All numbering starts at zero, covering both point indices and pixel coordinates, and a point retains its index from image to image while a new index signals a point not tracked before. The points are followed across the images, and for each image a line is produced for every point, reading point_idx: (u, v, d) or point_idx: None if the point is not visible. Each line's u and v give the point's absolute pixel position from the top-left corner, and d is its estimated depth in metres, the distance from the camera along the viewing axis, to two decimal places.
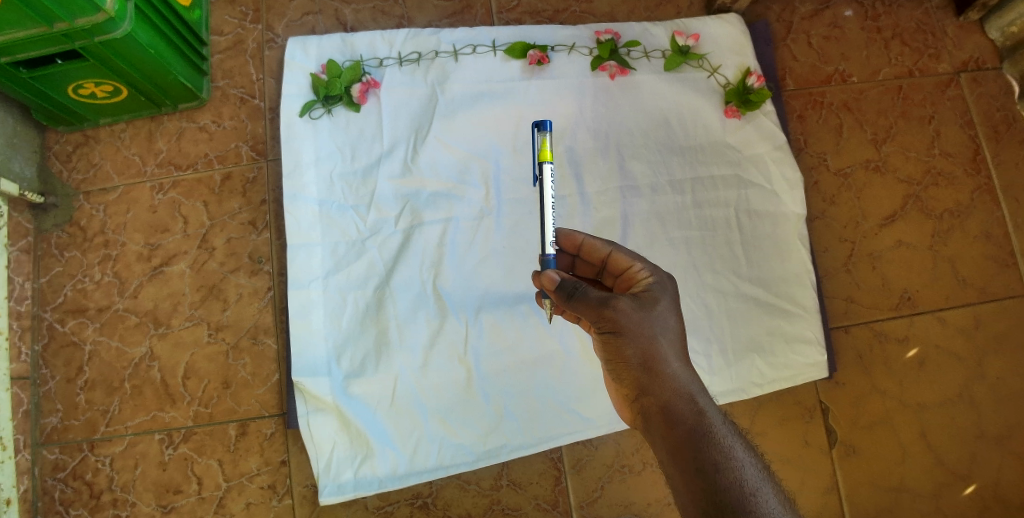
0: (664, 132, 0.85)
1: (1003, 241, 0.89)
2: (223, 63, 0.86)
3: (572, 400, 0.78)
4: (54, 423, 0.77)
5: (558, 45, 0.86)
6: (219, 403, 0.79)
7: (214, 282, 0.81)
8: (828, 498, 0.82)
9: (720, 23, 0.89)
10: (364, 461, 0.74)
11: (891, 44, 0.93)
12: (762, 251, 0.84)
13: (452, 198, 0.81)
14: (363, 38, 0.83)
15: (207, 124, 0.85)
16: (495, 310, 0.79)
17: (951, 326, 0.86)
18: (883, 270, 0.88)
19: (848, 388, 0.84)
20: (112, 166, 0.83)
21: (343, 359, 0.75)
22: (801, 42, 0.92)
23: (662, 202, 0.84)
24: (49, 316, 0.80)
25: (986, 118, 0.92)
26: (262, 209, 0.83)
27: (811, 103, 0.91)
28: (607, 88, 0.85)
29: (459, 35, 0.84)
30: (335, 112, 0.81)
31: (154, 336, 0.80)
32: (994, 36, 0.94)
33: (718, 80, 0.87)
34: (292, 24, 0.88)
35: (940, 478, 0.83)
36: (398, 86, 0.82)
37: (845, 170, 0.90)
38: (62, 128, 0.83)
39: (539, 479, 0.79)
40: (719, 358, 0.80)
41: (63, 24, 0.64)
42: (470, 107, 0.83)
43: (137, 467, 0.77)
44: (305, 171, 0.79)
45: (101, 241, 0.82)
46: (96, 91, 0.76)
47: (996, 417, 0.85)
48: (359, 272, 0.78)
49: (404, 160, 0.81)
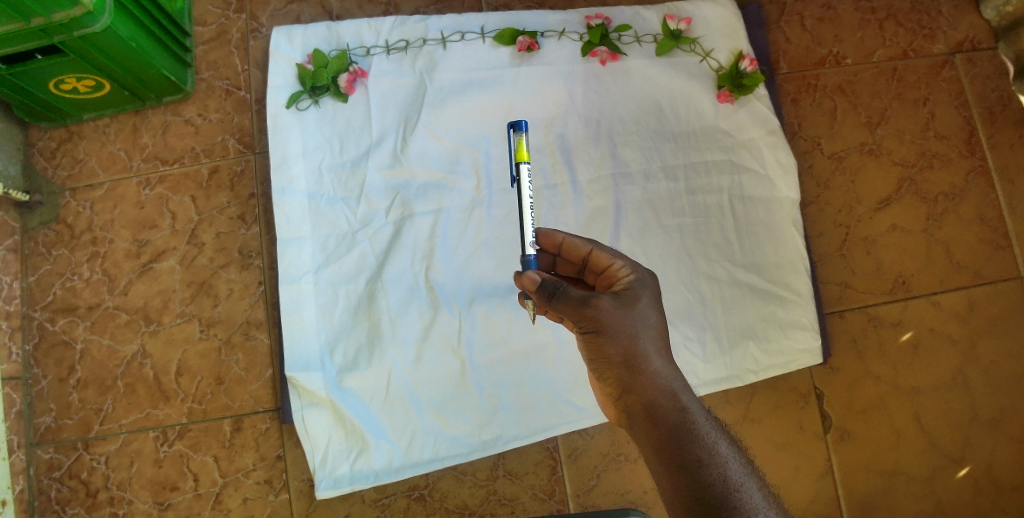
0: (656, 117, 0.84)
1: (997, 225, 0.89)
2: (207, 55, 0.85)
3: (567, 390, 0.78)
4: (48, 423, 0.77)
5: (548, 31, 0.84)
6: (212, 400, 0.78)
7: (204, 278, 0.81)
8: (822, 483, 0.82)
9: (712, 5, 0.87)
10: (360, 454, 0.74)
11: (885, 25, 0.92)
12: (756, 236, 0.83)
13: (442, 189, 0.80)
14: (349, 27, 0.82)
15: (193, 118, 0.83)
16: (487, 301, 0.78)
17: (945, 309, 0.86)
18: (877, 254, 0.87)
19: (842, 373, 0.85)
20: (97, 162, 0.82)
21: (336, 353, 0.75)
22: (794, 24, 0.91)
23: (655, 189, 0.83)
24: (39, 315, 0.79)
25: (982, 100, 0.91)
26: (251, 203, 0.82)
27: (805, 87, 0.90)
28: (598, 74, 0.84)
29: (446, 22, 0.83)
30: (323, 103, 0.80)
31: (145, 333, 0.79)
32: (990, 16, 0.92)
33: (711, 65, 0.86)
34: (276, 13, 0.86)
35: (934, 461, 0.84)
36: (385, 75, 0.81)
37: (839, 154, 0.89)
38: (44, 125, 0.81)
39: (535, 470, 0.79)
40: (712, 345, 0.80)
41: (40, 19, 0.62)
42: (460, 95, 0.81)
43: (133, 465, 0.77)
44: (293, 163, 0.78)
45: (89, 239, 0.81)
46: (78, 87, 0.75)
47: (990, 399, 0.85)
48: (350, 265, 0.77)
49: (393, 150, 0.80)
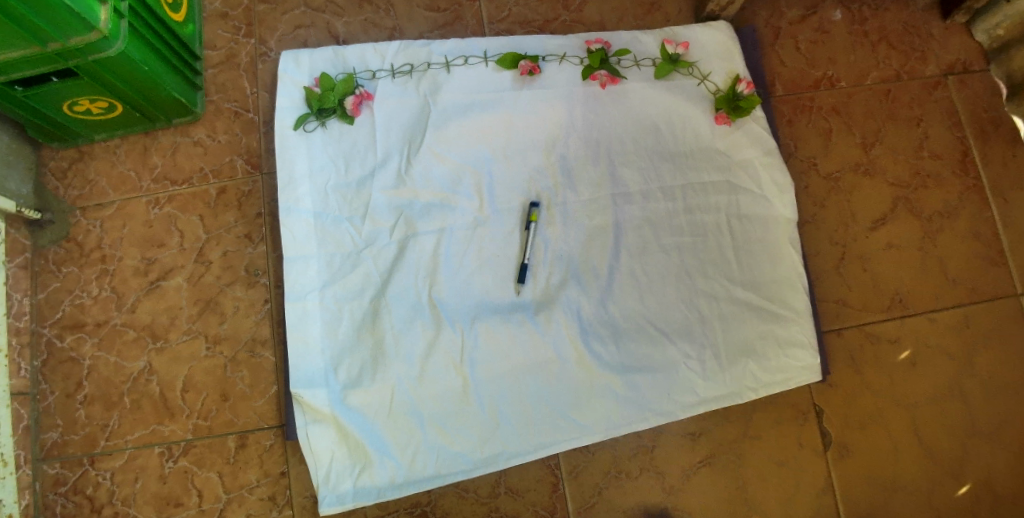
0: (654, 138, 0.86)
1: (992, 242, 0.90)
2: (216, 77, 0.87)
3: (568, 406, 0.78)
4: (54, 438, 0.78)
5: (548, 55, 0.86)
6: (218, 416, 0.79)
7: (211, 295, 0.82)
8: (823, 500, 0.83)
9: (708, 29, 0.90)
10: (363, 471, 0.75)
11: (878, 47, 0.94)
12: (753, 254, 0.84)
13: (446, 208, 0.81)
14: (355, 50, 0.84)
15: (202, 138, 0.86)
16: (490, 318, 0.79)
17: (942, 326, 0.87)
18: (873, 271, 0.89)
19: (841, 390, 0.85)
20: (107, 182, 0.84)
21: (340, 370, 0.76)
22: (789, 47, 0.93)
23: (653, 209, 0.85)
24: (47, 332, 0.80)
25: (974, 120, 0.93)
26: (257, 222, 0.84)
27: (800, 108, 0.92)
28: (597, 97, 0.86)
29: (449, 46, 0.85)
30: (329, 124, 0.81)
31: (152, 351, 0.81)
32: (981, 38, 0.95)
33: (708, 87, 0.88)
34: (284, 37, 0.89)
35: (934, 477, 0.84)
36: (390, 97, 0.83)
37: (835, 173, 0.91)
38: (57, 145, 0.83)
39: (536, 486, 0.80)
40: (711, 362, 0.81)
41: (57, 43, 0.64)
42: (462, 117, 0.83)
43: (138, 481, 0.78)
44: (299, 183, 0.80)
45: (98, 256, 0.82)
46: (91, 108, 0.77)
47: (989, 415, 0.86)
48: (355, 282, 0.78)
49: (397, 171, 0.81)
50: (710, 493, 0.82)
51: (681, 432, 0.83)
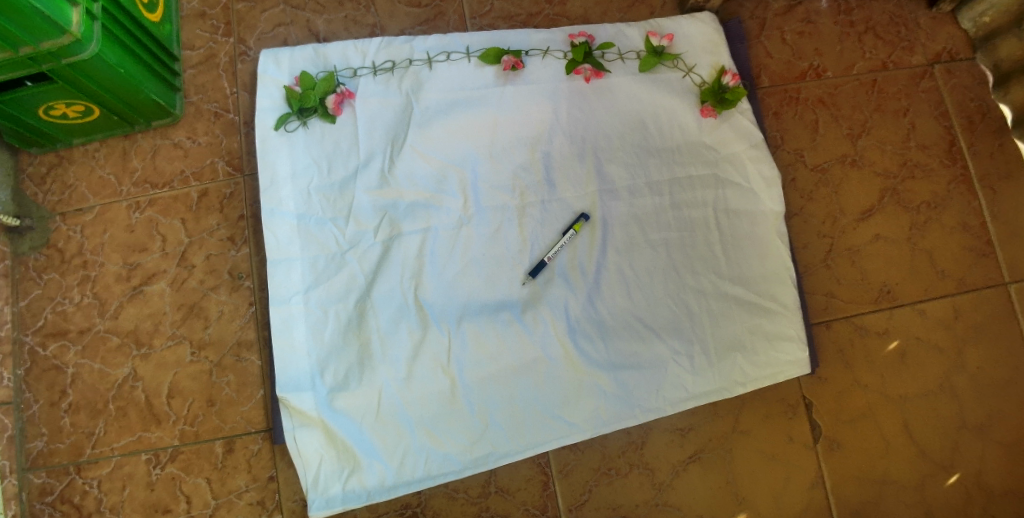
0: (640, 133, 0.85)
1: (980, 232, 0.90)
2: (196, 78, 0.85)
3: (558, 407, 0.78)
4: (39, 448, 0.77)
5: (532, 50, 0.85)
6: (205, 422, 0.79)
7: (194, 300, 0.81)
8: (813, 494, 0.83)
9: (693, 22, 0.89)
10: (352, 474, 0.74)
11: (865, 38, 0.94)
12: (741, 249, 0.84)
13: (430, 208, 0.81)
14: (335, 49, 0.82)
15: (182, 141, 0.84)
16: (477, 319, 0.79)
17: (930, 318, 0.87)
18: (862, 264, 0.88)
19: (830, 384, 0.85)
20: (87, 186, 0.83)
21: (327, 373, 0.75)
22: (775, 38, 0.93)
23: (641, 205, 0.84)
24: (30, 340, 0.79)
25: (961, 109, 0.93)
26: (240, 225, 0.83)
27: (787, 100, 0.91)
28: (582, 92, 0.85)
29: (432, 42, 0.84)
30: (311, 124, 0.80)
31: (136, 357, 0.80)
32: (966, 26, 0.94)
33: (693, 80, 0.87)
34: (264, 36, 0.87)
35: (924, 469, 0.84)
36: (372, 96, 0.82)
37: (822, 165, 0.90)
38: (34, 150, 0.82)
39: (526, 486, 0.80)
40: (700, 359, 0.81)
41: (29, 48, 0.62)
42: (445, 116, 0.82)
43: (125, 489, 0.77)
44: (282, 185, 0.78)
45: (79, 263, 0.81)
46: (67, 112, 0.75)
47: (977, 405, 0.86)
48: (339, 285, 0.77)
49: (381, 171, 0.80)
50: (700, 488, 0.82)
51: (671, 429, 0.82)
